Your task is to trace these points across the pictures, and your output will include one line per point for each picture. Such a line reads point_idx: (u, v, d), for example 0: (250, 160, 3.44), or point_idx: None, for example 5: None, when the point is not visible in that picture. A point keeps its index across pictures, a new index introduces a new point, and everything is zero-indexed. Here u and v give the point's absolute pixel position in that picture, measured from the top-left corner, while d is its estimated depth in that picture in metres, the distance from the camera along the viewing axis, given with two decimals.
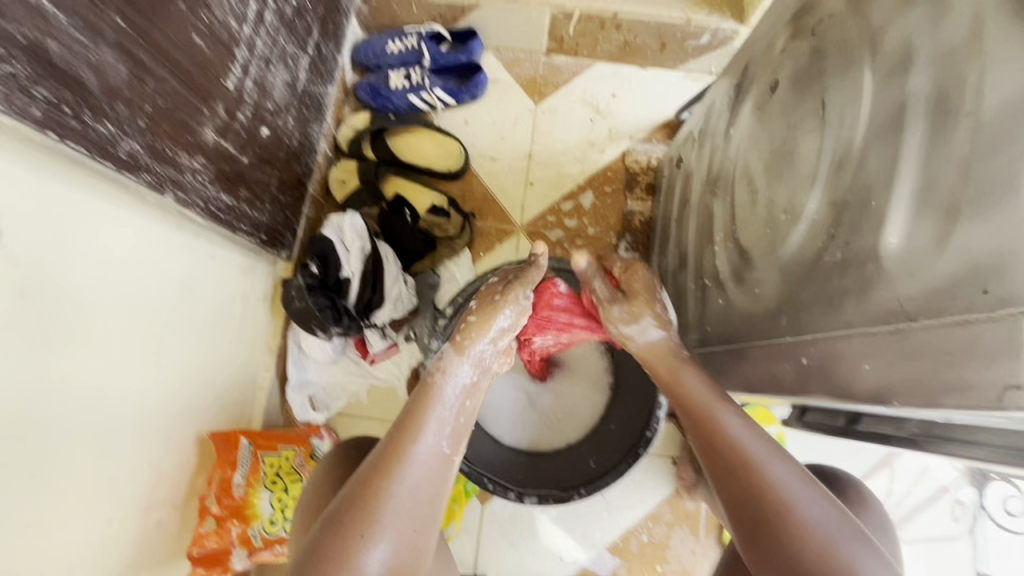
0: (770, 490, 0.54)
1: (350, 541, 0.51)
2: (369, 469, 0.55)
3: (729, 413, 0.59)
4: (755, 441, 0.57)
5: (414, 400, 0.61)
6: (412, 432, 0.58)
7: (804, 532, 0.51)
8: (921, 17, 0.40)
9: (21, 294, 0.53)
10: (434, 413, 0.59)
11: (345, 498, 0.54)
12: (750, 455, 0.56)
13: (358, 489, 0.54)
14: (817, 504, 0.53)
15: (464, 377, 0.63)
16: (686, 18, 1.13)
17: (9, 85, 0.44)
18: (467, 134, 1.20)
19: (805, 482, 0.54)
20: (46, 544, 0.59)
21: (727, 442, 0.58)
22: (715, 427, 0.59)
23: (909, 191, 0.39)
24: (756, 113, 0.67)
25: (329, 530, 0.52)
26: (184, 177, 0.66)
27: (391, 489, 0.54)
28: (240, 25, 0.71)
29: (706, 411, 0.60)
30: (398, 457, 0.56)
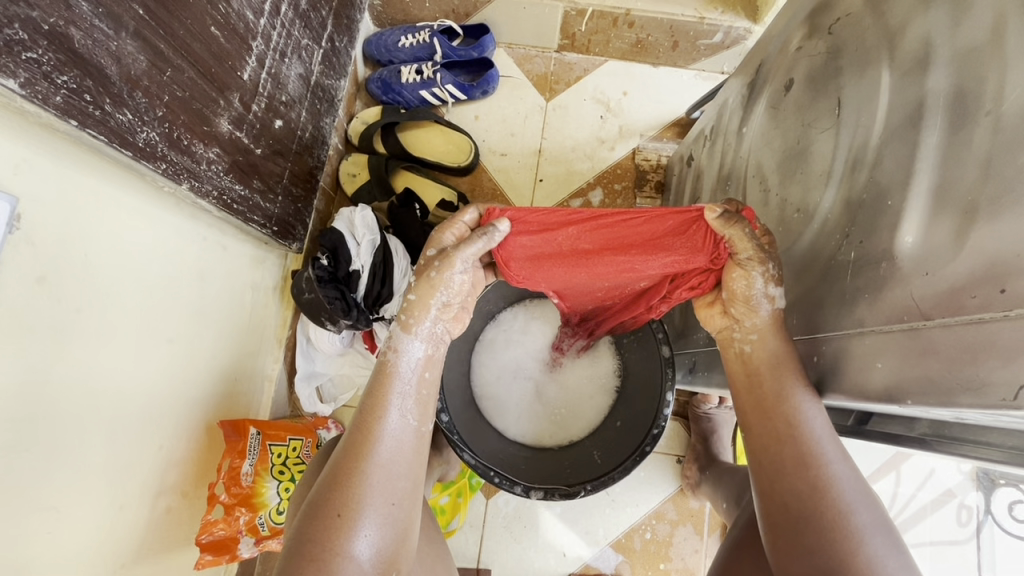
0: (825, 493, 0.48)
1: (331, 524, 0.51)
2: (344, 451, 0.54)
3: (810, 406, 0.50)
4: (825, 435, 0.49)
5: (371, 380, 0.58)
6: (377, 412, 0.56)
7: (853, 542, 0.46)
8: (941, 16, 0.40)
9: (39, 279, 0.53)
10: (396, 390, 0.57)
11: (325, 481, 0.53)
12: (809, 452, 0.49)
13: (334, 472, 0.54)
14: (870, 509, 0.48)
15: (417, 350, 0.59)
16: (699, 17, 1.07)
17: (32, 72, 0.44)
18: (478, 129, 1.21)
19: (861, 487, 0.48)
20: (57, 527, 0.59)
21: (792, 435, 0.50)
22: (782, 417, 0.50)
23: (927, 190, 0.39)
24: (769, 111, 0.67)
25: (311, 517, 0.52)
26: (199, 166, 0.66)
27: (364, 470, 0.53)
28: (256, 17, 0.71)
29: (775, 399, 0.51)
30: (366, 438, 0.54)
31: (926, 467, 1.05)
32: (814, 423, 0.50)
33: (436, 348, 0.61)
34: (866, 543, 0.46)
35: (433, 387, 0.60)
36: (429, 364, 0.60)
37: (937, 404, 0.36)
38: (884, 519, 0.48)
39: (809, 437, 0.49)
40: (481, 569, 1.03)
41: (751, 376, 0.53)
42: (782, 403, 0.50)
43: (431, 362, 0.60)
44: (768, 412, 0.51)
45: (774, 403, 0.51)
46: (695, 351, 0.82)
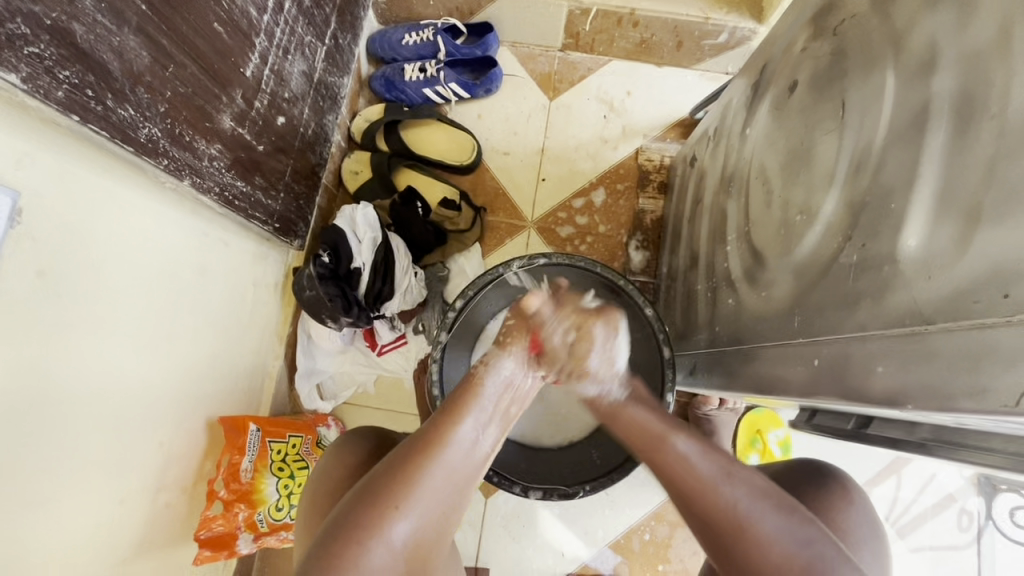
0: (723, 512, 0.52)
1: (383, 514, 0.50)
2: (413, 446, 0.54)
3: (682, 441, 0.55)
4: (706, 462, 0.54)
5: (462, 387, 0.58)
6: (456, 419, 0.56)
7: (765, 545, 0.50)
8: (947, 18, 0.40)
9: (41, 274, 0.54)
10: (480, 405, 0.57)
11: (383, 469, 0.53)
12: (700, 479, 0.53)
13: (394, 460, 0.54)
14: (782, 520, 0.51)
15: (512, 372, 0.60)
16: (704, 16, 1.07)
17: (34, 66, 0.44)
18: (480, 128, 1.21)
19: (761, 497, 0.52)
20: (57, 521, 0.60)
21: (675, 467, 0.55)
22: (662, 452, 0.56)
23: (930, 194, 0.39)
24: (772, 112, 0.67)
25: (358, 503, 0.51)
26: (201, 162, 0.66)
27: (428, 469, 0.53)
28: (259, 14, 0.71)
29: (657, 436, 0.56)
30: (438, 441, 0.54)
31: (925, 471, 1.05)
32: (694, 451, 0.55)
33: (524, 379, 0.61)
34: (771, 548, 0.50)
35: (511, 412, 0.60)
36: (521, 391, 0.61)
37: (938, 409, 0.36)
38: (799, 525, 0.50)
39: (692, 469, 0.54)
40: (479, 568, 1.03)
41: (628, 423, 0.59)
42: (665, 441, 0.56)
43: (520, 394, 0.61)
44: (655, 453, 0.56)
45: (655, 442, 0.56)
46: (696, 353, 0.82)
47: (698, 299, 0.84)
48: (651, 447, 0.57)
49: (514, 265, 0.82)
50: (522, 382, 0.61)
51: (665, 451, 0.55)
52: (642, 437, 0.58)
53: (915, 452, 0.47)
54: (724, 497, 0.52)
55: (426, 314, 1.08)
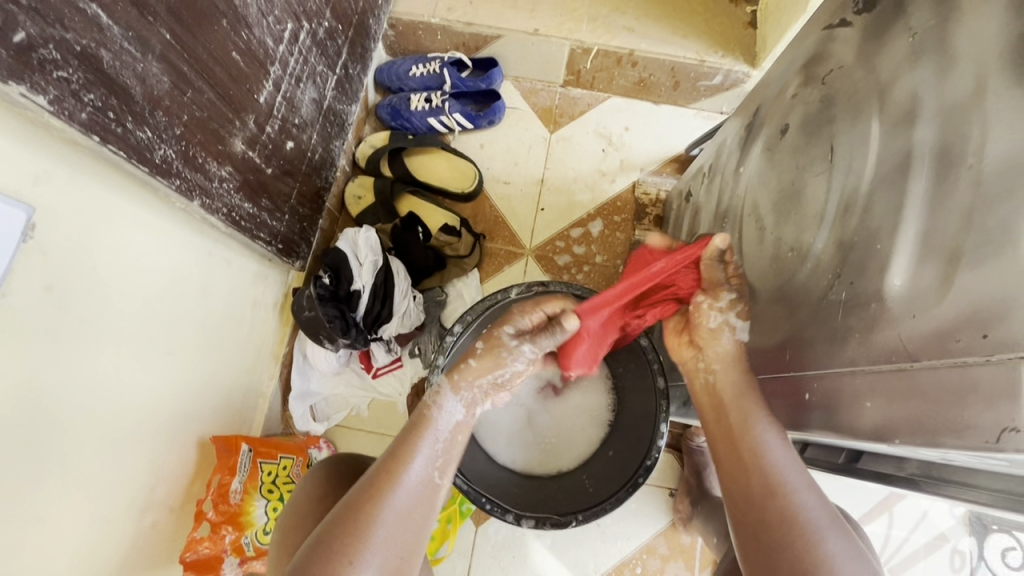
0: (799, 517, 0.51)
1: (339, 561, 0.52)
2: (362, 490, 0.57)
3: (772, 436, 0.56)
4: (791, 468, 0.54)
5: (409, 428, 0.63)
6: (399, 461, 0.59)
7: (829, 566, 0.48)
8: (928, 73, 0.43)
9: (47, 288, 0.54)
10: (426, 442, 0.61)
11: (337, 517, 0.55)
12: (776, 480, 0.53)
13: (348, 507, 0.56)
14: (843, 538, 0.50)
15: (458, 410, 0.65)
16: (699, 59, 1.13)
17: (61, 89, 0.46)
18: (482, 157, 1.24)
19: (831, 513, 0.52)
20: (42, 538, 0.59)
21: (762, 466, 0.54)
22: (752, 444, 0.56)
23: (913, 237, 0.41)
24: (766, 153, 0.70)
25: (313, 554, 0.53)
26: (211, 184, 0.68)
27: (379, 513, 0.55)
28: (275, 44, 0.74)
29: (743, 429, 0.57)
30: (384, 486, 0.57)
31: (918, 509, 1.05)
32: (783, 452, 0.55)
33: (472, 410, 0.67)
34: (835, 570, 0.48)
35: (460, 447, 0.65)
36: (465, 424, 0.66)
37: (924, 444, 0.37)
38: (855, 551, 0.50)
39: (775, 471, 0.54)
40: None
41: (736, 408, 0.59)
42: (748, 437, 0.57)
43: (467, 427, 0.66)
44: (734, 442, 0.57)
45: (742, 435, 0.57)
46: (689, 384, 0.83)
47: None
48: (735, 435, 0.57)
49: (513, 292, 0.85)
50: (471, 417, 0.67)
51: (755, 442, 0.56)
52: (730, 430, 0.58)
53: (904, 487, 0.48)
54: (802, 502, 0.52)
55: (423, 337, 1.09)
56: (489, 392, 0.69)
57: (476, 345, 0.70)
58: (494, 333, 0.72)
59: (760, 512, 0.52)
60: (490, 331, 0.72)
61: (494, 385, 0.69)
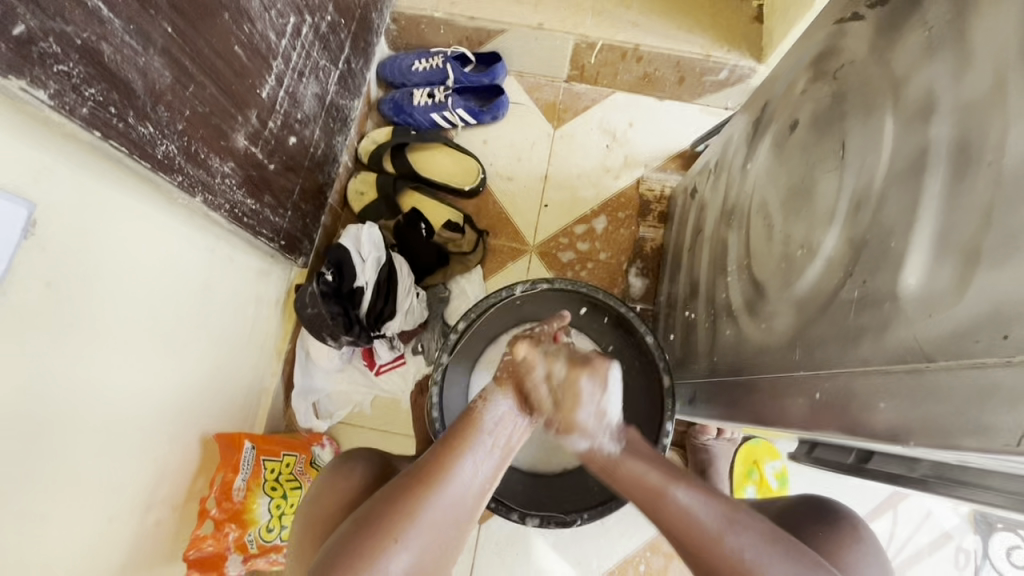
0: (733, 566, 0.51)
1: (382, 542, 0.50)
2: (414, 474, 0.54)
3: (679, 494, 0.54)
4: (707, 516, 0.53)
5: (465, 418, 0.58)
6: (453, 454, 0.55)
7: None
8: (944, 67, 0.42)
9: (49, 284, 0.54)
10: (480, 439, 0.57)
11: (384, 499, 0.53)
12: (692, 537, 0.52)
13: (399, 488, 0.53)
14: (786, 570, 0.50)
15: (511, 409, 0.58)
16: (705, 54, 1.11)
17: (61, 84, 0.45)
18: (486, 153, 1.23)
19: (773, 548, 0.51)
20: (45, 537, 0.58)
21: (677, 524, 0.53)
22: (658, 502, 0.55)
23: (929, 235, 0.40)
24: (774, 149, 0.69)
25: (354, 533, 0.51)
26: (214, 179, 0.67)
27: (427, 501, 0.53)
28: (278, 38, 0.74)
29: (656, 494, 0.55)
30: (436, 474, 0.54)
31: (923, 507, 1.05)
32: (693, 503, 0.54)
33: (524, 416, 0.59)
34: None
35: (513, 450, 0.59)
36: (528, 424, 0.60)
37: (941, 446, 0.37)
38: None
39: (686, 522, 0.53)
40: None
41: (628, 473, 0.56)
42: (658, 499, 0.55)
43: (522, 428, 0.60)
44: (653, 506, 0.54)
45: (658, 494, 0.55)
46: (694, 382, 0.82)
47: (698, 328, 0.85)
48: (646, 498, 0.55)
49: (518, 289, 0.84)
50: (524, 418, 0.59)
51: (663, 507, 0.54)
52: (641, 496, 0.56)
53: (915, 488, 0.47)
54: (729, 547, 0.51)
55: (426, 334, 1.09)
56: (542, 393, 0.60)
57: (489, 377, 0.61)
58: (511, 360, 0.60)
59: (707, 566, 0.52)
60: (538, 329, 0.66)
61: (546, 385, 0.61)
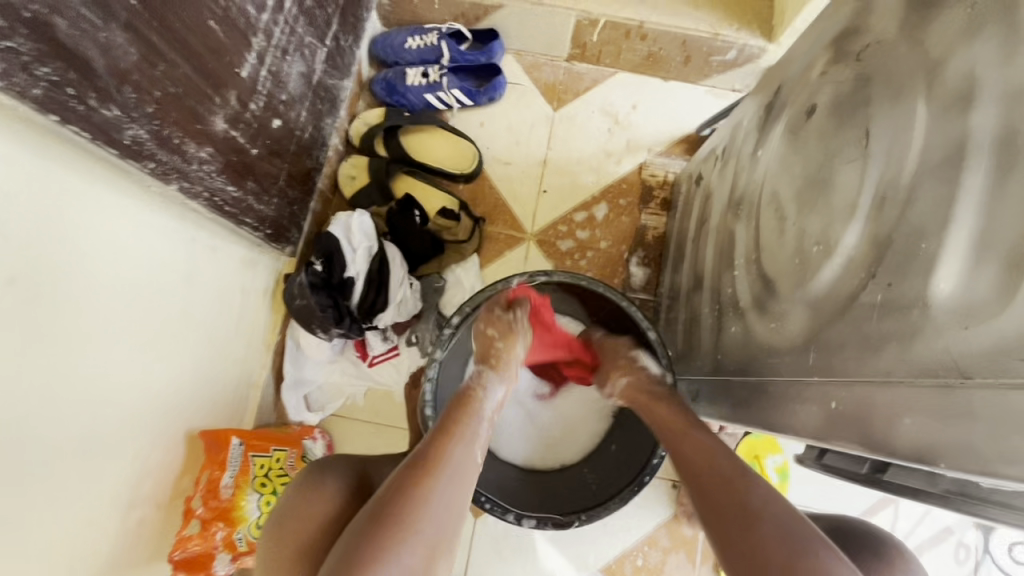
0: (746, 497, 0.52)
1: (403, 529, 0.49)
2: (420, 459, 0.55)
3: (704, 433, 0.60)
4: (727, 454, 0.56)
5: (455, 404, 0.63)
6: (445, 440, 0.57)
7: (778, 538, 0.48)
8: (989, 51, 0.38)
9: (11, 281, 0.50)
10: (476, 416, 0.62)
11: (393, 487, 0.52)
12: (721, 470, 0.55)
13: (409, 470, 0.54)
14: (791, 513, 0.50)
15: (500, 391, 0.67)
16: (713, 33, 1.06)
17: (8, 62, 0.41)
18: (482, 136, 1.18)
19: (780, 495, 0.52)
20: (20, 544, 0.55)
21: (703, 452, 0.58)
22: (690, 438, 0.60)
23: (967, 238, 0.37)
24: (788, 137, 0.65)
25: (374, 524, 0.49)
26: (190, 166, 0.63)
27: (439, 477, 0.53)
28: (258, 13, 0.68)
29: (687, 433, 0.61)
30: (443, 455, 0.56)
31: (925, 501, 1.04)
32: (719, 443, 0.58)
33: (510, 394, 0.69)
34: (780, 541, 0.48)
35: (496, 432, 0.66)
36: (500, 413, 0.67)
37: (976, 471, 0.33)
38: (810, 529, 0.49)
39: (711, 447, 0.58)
40: None
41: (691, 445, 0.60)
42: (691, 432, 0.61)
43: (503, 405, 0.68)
44: (678, 443, 0.61)
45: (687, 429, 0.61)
46: (699, 379, 0.79)
47: (702, 322, 0.82)
48: (679, 436, 0.61)
49: (514, 281, 0.81)
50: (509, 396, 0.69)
51: (687, 437, 0.61)
52: (671, 437, 0.62)
53: (936, 503, 0.45)
54: (747, 485, 0.53)
55: (421, 326, 1.05)
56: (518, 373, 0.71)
57: (486, 332, 0.71)
58: (494, 316, 0.73)
59: (714, 500, 0.53)
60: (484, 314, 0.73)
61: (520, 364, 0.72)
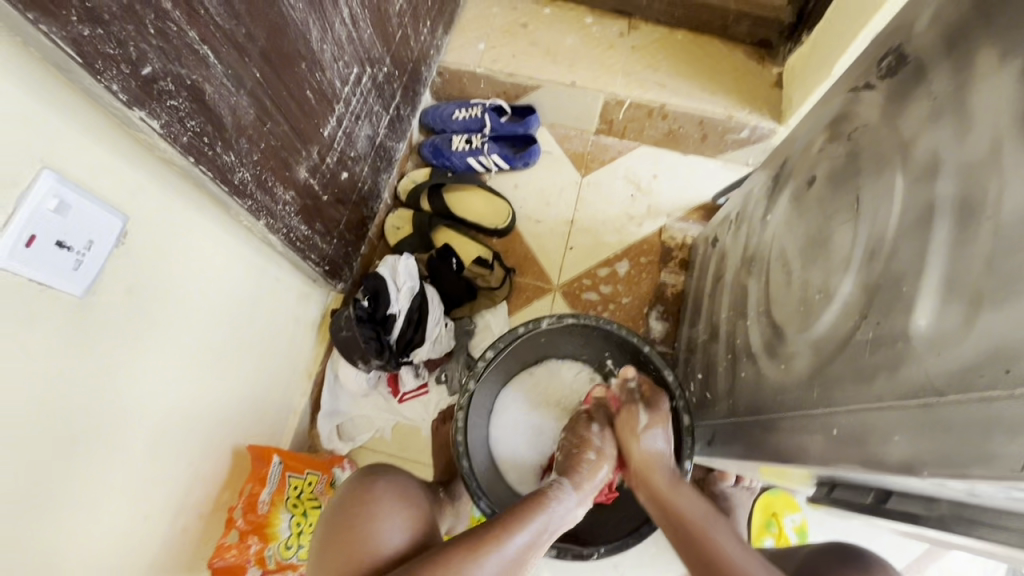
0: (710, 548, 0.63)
1: (492, 541, 0.61)
2: (497, 519, 0.64)
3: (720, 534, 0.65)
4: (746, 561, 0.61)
5: (528, 503, 0.67)
6: (513, 527, 0.63)
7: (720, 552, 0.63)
8: (948, 133, 0.47)
9: (130, 289, 0.60)
10: (539, 518, 0.66)
11: (471, 533, 0.62)
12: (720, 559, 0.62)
13: (496, 520, 0.64)
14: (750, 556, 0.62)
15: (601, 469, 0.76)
16: (728, 114, 1.19)
17: (171, 116, 0.54)
18: (516, 196, 1.31)
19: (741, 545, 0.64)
20: (92, 521, 0.62)
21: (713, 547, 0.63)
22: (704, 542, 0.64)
23: (936, 280, 0.44)
24: (793, 202, 0.73)
25: (458, 544, 0.60)
26: (277, 206, 0.75)
27: (507, 537, 0.62)
28: (342, 86, 0.82)
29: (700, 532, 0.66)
30: (491, 544, 0.61)
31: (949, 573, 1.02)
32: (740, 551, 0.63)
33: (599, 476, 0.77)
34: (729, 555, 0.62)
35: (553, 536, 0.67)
36: (563, 523, 0.69)
37: (951, 475, 0.39)
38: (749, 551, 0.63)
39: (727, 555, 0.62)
40: None
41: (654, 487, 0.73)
42: (674, 496, 0.71)
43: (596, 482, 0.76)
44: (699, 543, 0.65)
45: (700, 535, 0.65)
46: (714, 424, 0.84)
47: (718, 370, 0.87)
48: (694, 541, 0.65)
49: (544, 322, 0.88)
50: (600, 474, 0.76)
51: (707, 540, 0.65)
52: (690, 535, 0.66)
53: (933, 528, 0.48)
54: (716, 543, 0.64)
55: (451, 365, 1.13)
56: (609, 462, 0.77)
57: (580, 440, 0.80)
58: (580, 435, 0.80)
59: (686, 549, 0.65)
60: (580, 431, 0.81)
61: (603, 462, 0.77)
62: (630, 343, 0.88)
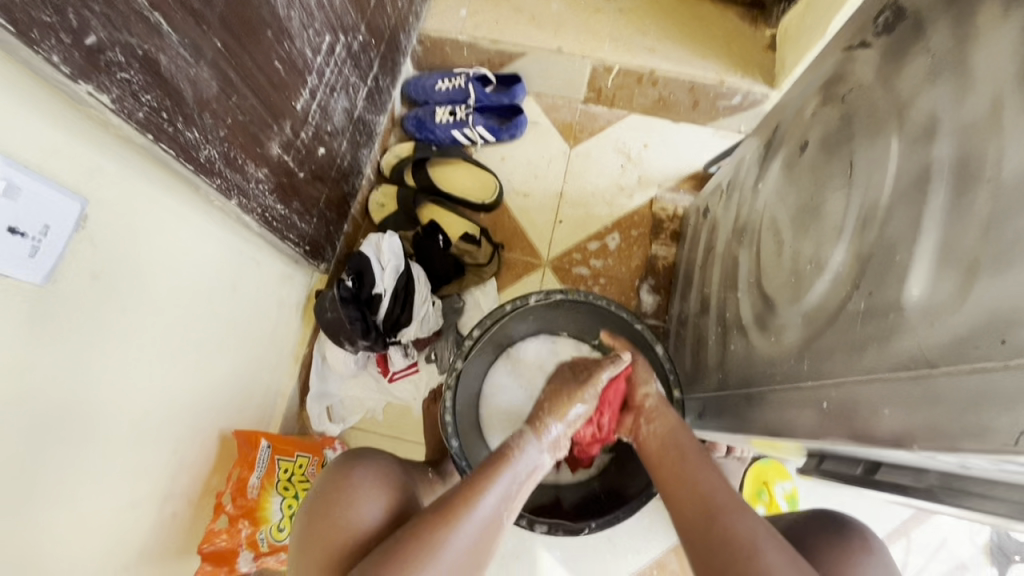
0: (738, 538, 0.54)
1: (454, 510, 0.58)
2: (464, 483, 0.61)
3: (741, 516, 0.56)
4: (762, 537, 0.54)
5: (494, 460, 0.64)
6: (479, 489, 0.60)
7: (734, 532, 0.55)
8: (947, 93, 0.44)
9: (95, 276, 0.58)
10: (509, 472, 0.63)
11: (440, 499, 0.60)
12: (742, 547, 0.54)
13: (461, 485, 0.61)
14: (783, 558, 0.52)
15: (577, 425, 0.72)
16: (719, 80, 1.15)
17: (123, 89, 0.50)
18: (503, 169, 1.27)
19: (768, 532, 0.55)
20: (74, 511, 0.61)
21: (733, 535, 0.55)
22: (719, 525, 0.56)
23: (931, 248, 0.42)
24: (784, 170, 0.70)
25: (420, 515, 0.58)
26: (249, 184, 0.72)
27: (471, 504, 0.59)
28: (314, 56, 0.78)
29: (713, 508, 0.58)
30: (456, 514, 0.58)
31: (936, 536, 1.04)
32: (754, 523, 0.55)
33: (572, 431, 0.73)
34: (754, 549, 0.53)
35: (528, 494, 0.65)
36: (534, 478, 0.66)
37: (943, 449, 0.38)
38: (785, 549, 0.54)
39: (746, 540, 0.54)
40: None
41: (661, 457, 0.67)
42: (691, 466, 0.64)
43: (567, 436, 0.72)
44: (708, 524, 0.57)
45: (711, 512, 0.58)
46: (705, 397, 0.84)
47: (708, 343, 0.86)
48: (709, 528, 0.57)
49: (532, 298, 0.87)
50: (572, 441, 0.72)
51: (719, 520, 0.57)
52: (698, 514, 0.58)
53: (924, 499, 0.48)
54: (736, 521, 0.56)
55: (440, 344, 1.11)
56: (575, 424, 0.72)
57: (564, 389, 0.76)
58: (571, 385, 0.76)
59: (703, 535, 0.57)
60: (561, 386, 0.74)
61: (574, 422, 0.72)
62: (619, 318, 0.87)
